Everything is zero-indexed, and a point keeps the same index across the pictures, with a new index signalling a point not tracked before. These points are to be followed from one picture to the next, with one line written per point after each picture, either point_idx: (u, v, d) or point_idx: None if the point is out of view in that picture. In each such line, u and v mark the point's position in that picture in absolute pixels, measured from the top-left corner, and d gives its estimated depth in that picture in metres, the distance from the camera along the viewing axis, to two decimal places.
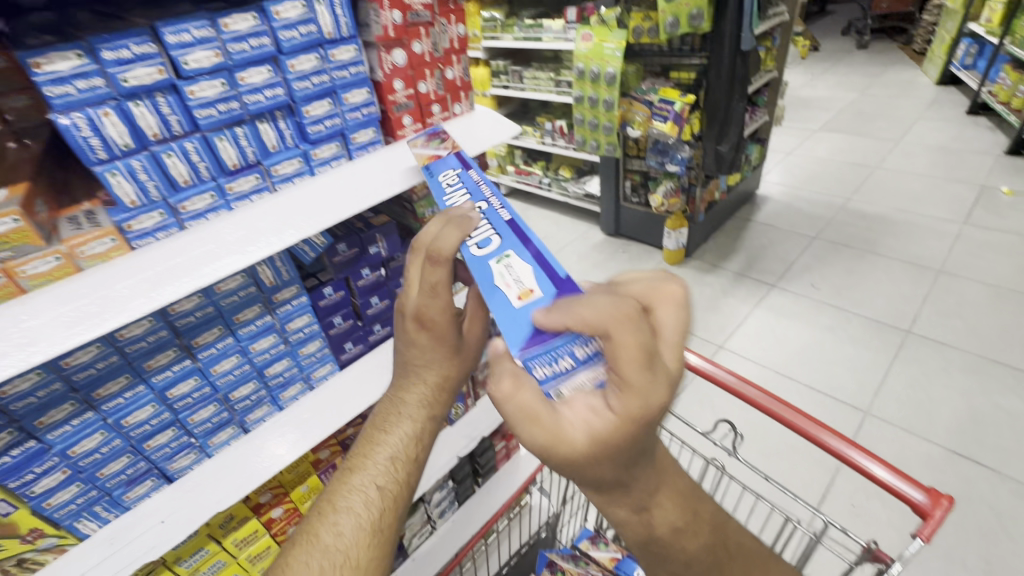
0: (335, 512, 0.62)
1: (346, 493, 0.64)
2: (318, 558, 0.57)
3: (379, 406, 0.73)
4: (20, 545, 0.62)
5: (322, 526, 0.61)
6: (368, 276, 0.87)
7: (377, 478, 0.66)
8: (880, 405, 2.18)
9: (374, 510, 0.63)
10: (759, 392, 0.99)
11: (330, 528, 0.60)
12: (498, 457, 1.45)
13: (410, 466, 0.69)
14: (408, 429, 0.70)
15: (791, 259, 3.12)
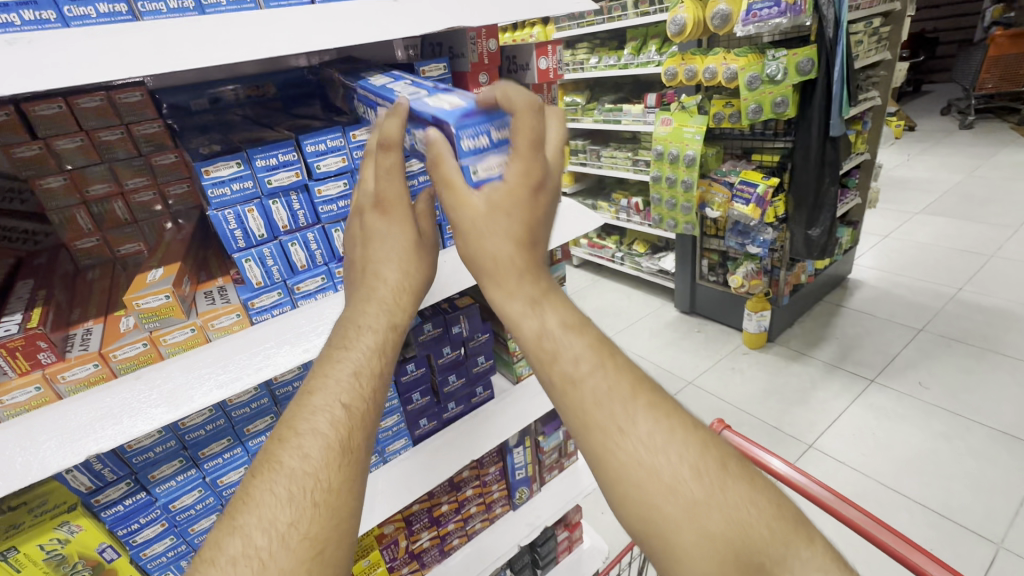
0: (289, 433, 0.50)
1: (307, 414, 0.51)
2: (283, 484, 0.47)
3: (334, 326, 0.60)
4: None
5: (281, 451, 0.49)
6: (448, 354, 0.91)
7: (340, 396, 0.53)
8: (1017, 538, 1.83)
9: (341, 431, 0.51)
10: (863, 515, 0.87)
11: (293, 452, 0.49)
12: (559, 548, 1.37)
13: (376, 378, 0.56)
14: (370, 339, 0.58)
15: (892, 352, 2.83)
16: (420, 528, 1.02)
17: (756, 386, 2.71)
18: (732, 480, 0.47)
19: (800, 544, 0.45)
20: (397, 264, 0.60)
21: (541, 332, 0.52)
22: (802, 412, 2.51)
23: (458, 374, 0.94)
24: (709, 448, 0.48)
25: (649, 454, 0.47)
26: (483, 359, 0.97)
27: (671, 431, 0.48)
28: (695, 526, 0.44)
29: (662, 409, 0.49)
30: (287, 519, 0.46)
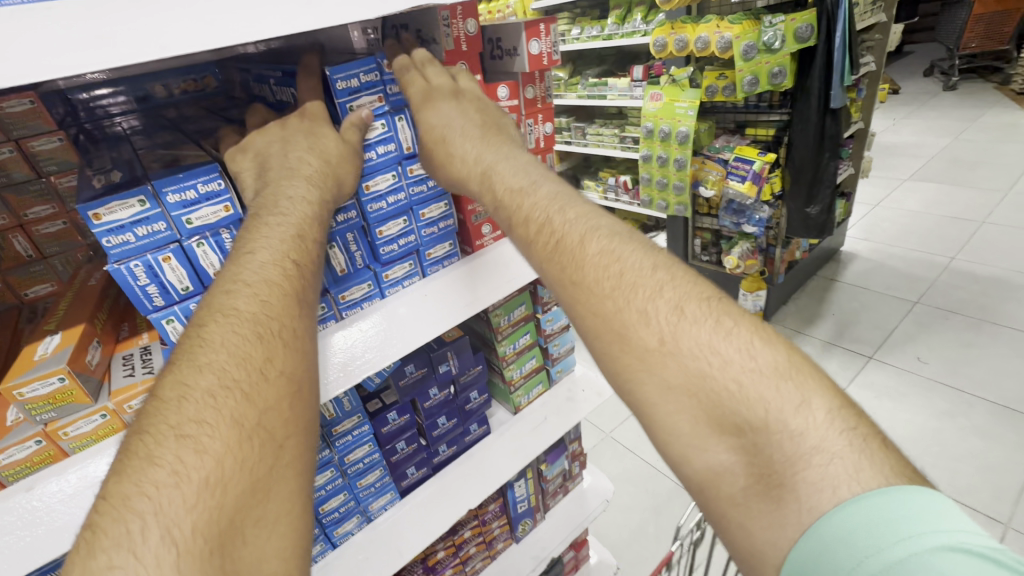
0: (234, 281, 0.49)
1: (253, 269, 0.50)
2: (243, 327, 0.47)
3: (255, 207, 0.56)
4: None
5: (233, 300, 0.48)
6: (436, 395, 0.79)
7: (288, 253, 0.52)
8: None
9: (293, 284, 0.51)
10: None
11: (249, 299, 0.49)
12: (566, 568, 1.29)
13: (319, 235, 0.56)
14: (306, 196, 0.56)
15: (890, 326, 2.78)
16: None
17: None
18: (689, 325, 0.50)
19: (777, 392, 0.45)
20: (317, 154, 0.57)
21: (498, 199, 0.62)
22: None
23: (448, 415, 0.82)
24: (665, 294, 0.53)
25: (600, 302, 0.53)
26: (476, 394, 0.85)
27: (623, 283, 0.54)
28: (647, 364, 0.50)
29: (616, 264, 0.55)
30: (258, 343, 0.47)
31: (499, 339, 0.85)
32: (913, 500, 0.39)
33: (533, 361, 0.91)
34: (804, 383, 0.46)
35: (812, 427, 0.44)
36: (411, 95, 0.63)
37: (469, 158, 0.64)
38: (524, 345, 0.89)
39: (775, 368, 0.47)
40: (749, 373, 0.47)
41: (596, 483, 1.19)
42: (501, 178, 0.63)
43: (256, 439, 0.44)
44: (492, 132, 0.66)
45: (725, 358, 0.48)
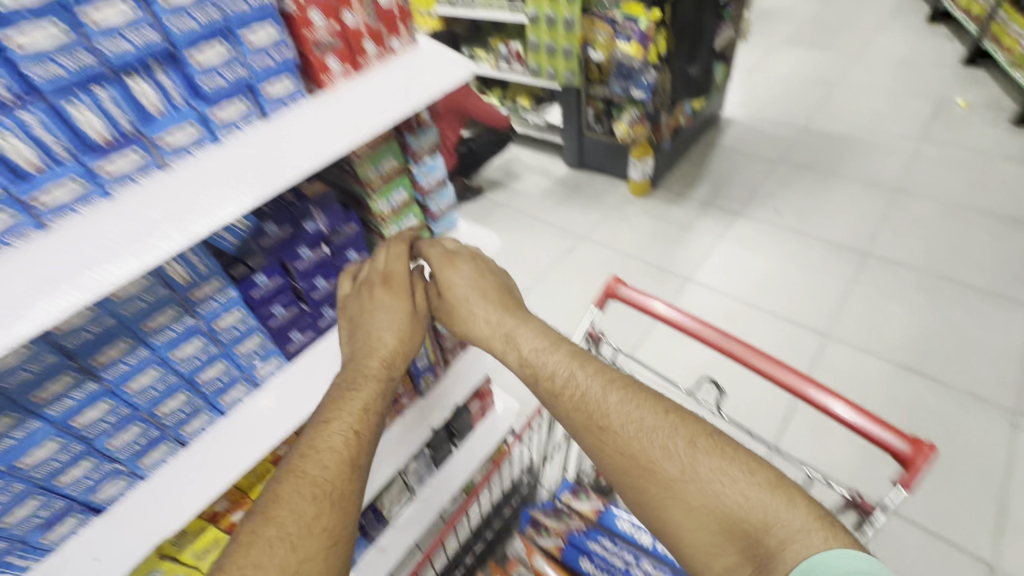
0: (311, 446, 0.64)
1: (328, 434, 0.65)
2: (307, 487, 0.61)
3: (336, 380, 0.73)
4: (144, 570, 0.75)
5: (306, 463, 0.63)
6: (308, 255, 0.75)
7: (353, 424, 0.67)
8: (839, 328, 2.28)
9: (352, 449, 0.65)
10: (745, 348, 0.97)
11: (316, 462, 0.63)
12: (473, 416, 1.44)
13: None
14: (374, 368, 0.72)
15: (755, 185, 3.08)
16: None
17: (643, 231, 2.85)
18: (703, 453, 0.64)
19: (769, 496, 0.60)
20: (394, 334, 0.75)
21: (521, 359, 0.78)
22: (682, 251, 2.72)
23: (327, 276, 0.80)
24: (678, 431, 0.66)
25: (625, 442, 0.67)
26: (355, 254, 0.83)
27: (646, 425, 0.67)
28: (671, 490, 0.64)
29: (638, 406, 0.69)
30: (348, 459, 0.64)
31: (371, 194, 0.82)
32: (851, 559, 0.54)
33: (412, 219, 0.90)
34: (787, 489, 0.61)
35: (796, 517, 0.58)
36: (435, 260, 0.83)
37: (492, 321, 0.81)
38: (401, 203, 0.87)
39: (773, 484, 0.61)
40: (752, 485, 0.61)
41: None
42: (522, 341, 0.78)
43: (325, 540, 0.58)
44: (510, 302, 0.83)
45: (733, 478, 0.62)
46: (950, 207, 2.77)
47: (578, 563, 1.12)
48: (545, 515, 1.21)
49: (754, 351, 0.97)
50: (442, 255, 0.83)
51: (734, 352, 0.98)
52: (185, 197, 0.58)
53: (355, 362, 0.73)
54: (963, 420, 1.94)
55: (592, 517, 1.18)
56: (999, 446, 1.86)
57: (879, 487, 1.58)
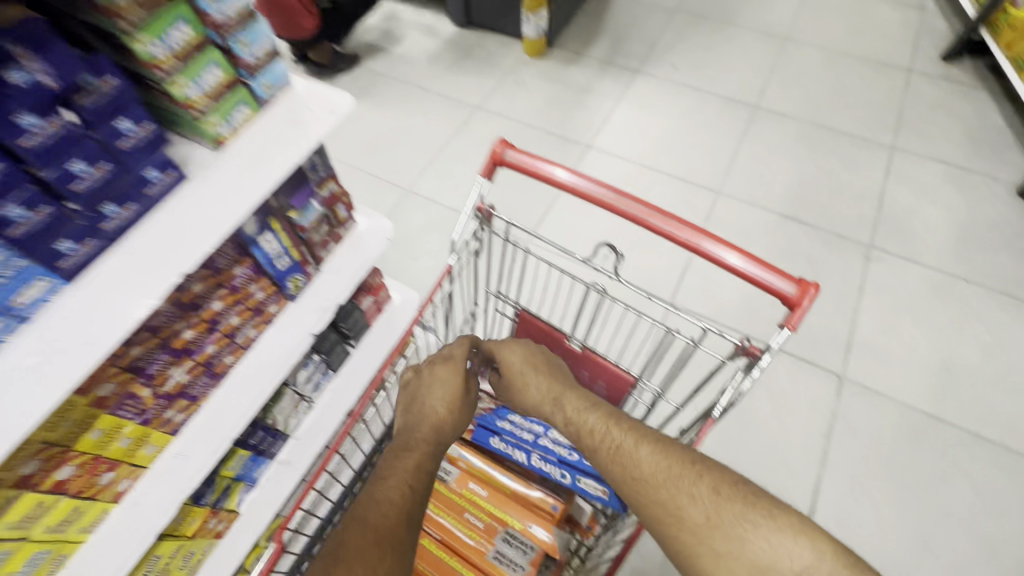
0: (374, 497, 0.78)
1: (386, 488, 0.79)
2: (370, 535, 0.73)
3: (397, 445, 0.89)
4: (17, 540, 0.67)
5: (367, 515, 0.76)
6: (38, 128, 0.52)
7: (407, 475, 0.82)
8: (729, 184, 2.35)
9: (405, 499, 0.78)
10: (641, 207, 0.90)
11: (376, 511, 0.76)
12: (368, 314, 1.32)
13: None
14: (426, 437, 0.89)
15: (654, 38, 2.89)
16: (162, 368, 0.80)
17: (540, 97, 2.63)
18: (726, 501, 0.71)
19: (794, 543, 0.67)
20: (444, 404, 0.93)
21: (568, 421, 0.88)
22: (583, 116, 2.56)
23: (88, 159, 0.57)
24: (702, 479, 0.73)
25: (657, 491, 0.74)
26: (130, 124, 0.61)
27: (674, 472, 0.75)
28: (699, 538, 0.70)
29: (672, 457, 0.76)
30: (411, 513, 0.78)
31: (131, 29, 0.57)
32: None
33: (216, 71, 0.67)
34: (811, 535, 0.67)
35: (819, 563, 0.65)
36: (494, 348, 1.00)
37: (542, 391, 0.93)
38: (187, 43, 0.63)
39: (797, 530, 0.68)
40: (776, 531, 0.68)
41: (371, 225, 1.11)
42: (569, 404, 0.89)
43: None
44: (550, 371, 0.95)
45: (752, 522, 0.69)
46: (831, 53, 2.81)
47: (488, 442, 1.08)
48: None
49: (650, 208, 0.90)
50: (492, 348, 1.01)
51: (629, 212, 0.91)
52: None
53: (412, 428, 0.91)
54: (828, 259, 2.15)
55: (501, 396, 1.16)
56: (854, 276, 2.11)
57: (758, 325, 1.74)
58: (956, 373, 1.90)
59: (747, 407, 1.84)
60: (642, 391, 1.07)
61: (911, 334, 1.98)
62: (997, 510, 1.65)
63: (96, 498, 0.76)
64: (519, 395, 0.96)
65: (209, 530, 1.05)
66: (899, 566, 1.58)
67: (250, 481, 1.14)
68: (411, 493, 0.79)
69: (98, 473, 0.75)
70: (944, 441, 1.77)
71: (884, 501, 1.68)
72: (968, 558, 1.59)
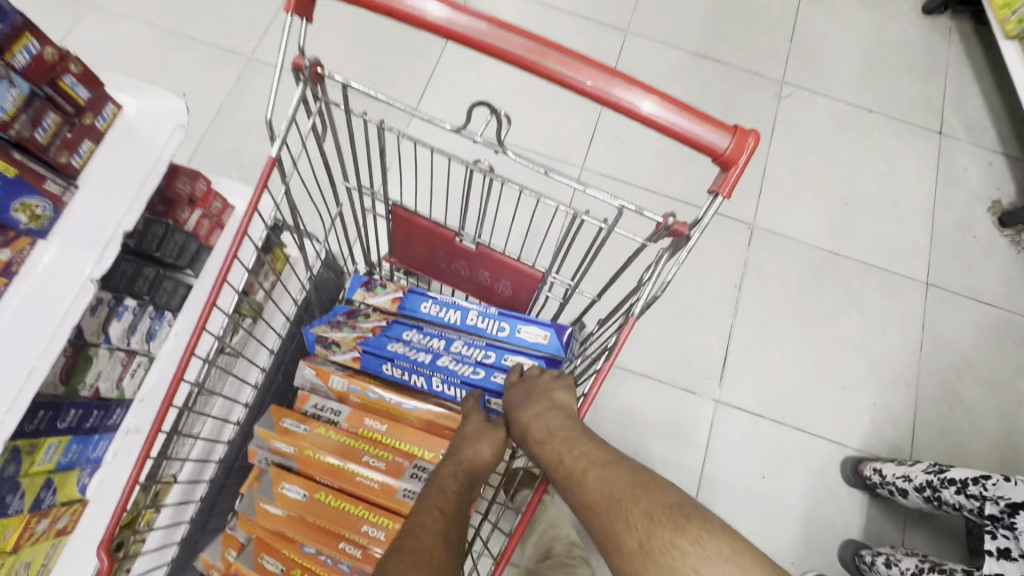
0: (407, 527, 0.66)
1: (421, 514, 0.68)
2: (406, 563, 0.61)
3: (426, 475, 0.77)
4: None
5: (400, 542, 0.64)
6: None
7: (440, 502, 0.70)
8: (638, 20, 2.04)
9: (442, 526, 0.66)
10: (523, 41, 0.64)
11: (411, 539, 0.64)
12: (203, 233, 0.99)
13: None
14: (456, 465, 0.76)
15: None
16: None
17: None
18: (657, 525, 0.60)
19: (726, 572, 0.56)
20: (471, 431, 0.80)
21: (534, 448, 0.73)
22: None
23: None
24: (640, 504, 0.62)
25: (596, 516, 0.64)
26: None
27: (610, 500, 0.64)
28: (630, 565, 0.60)
29: (616, 481, 0.65)
30: (447, 534, 0.66)
31: None
32: None
33: None
34: (744, 561, 0.57)
35: None
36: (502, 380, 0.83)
37: (523, 421, 0.75)
38: None
39: (730, 555, 0.57)
40: (704, 560, 0.57)
41: (145, 106, 0.75)
42: (534, 429, 0.74)
43: None
44: (538, 397, 0.77)
45: (683, 550, 0.58)
46: None
47: (380, 369, 0.91)
48: (332, 325, 0.92)
49: (538, 42, 0.64)
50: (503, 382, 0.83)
51: (509, 51, 0.64)
52: None
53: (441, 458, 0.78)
54: (742, 101, 2.00)
55: (394, 309, 0.92)
56: (767, 117, 2.00)
57: (674, 184, 1.61)
58: (855, 207, 1.93)
59: None
60: (553, 284, 0.90)
61: (818, 174, 1.96)
62: (881, 330, 1.80)
63: None
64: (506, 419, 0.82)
65: (44, 533, 0.83)
66: (799, 394, 1.71)
67: (90, 463, 0.90)
68: (448, 519, 0.68)
69: None
70: (843, 276, 1.85)
71: (788, 339, 1.77)
72: (855, 376, 1.75)
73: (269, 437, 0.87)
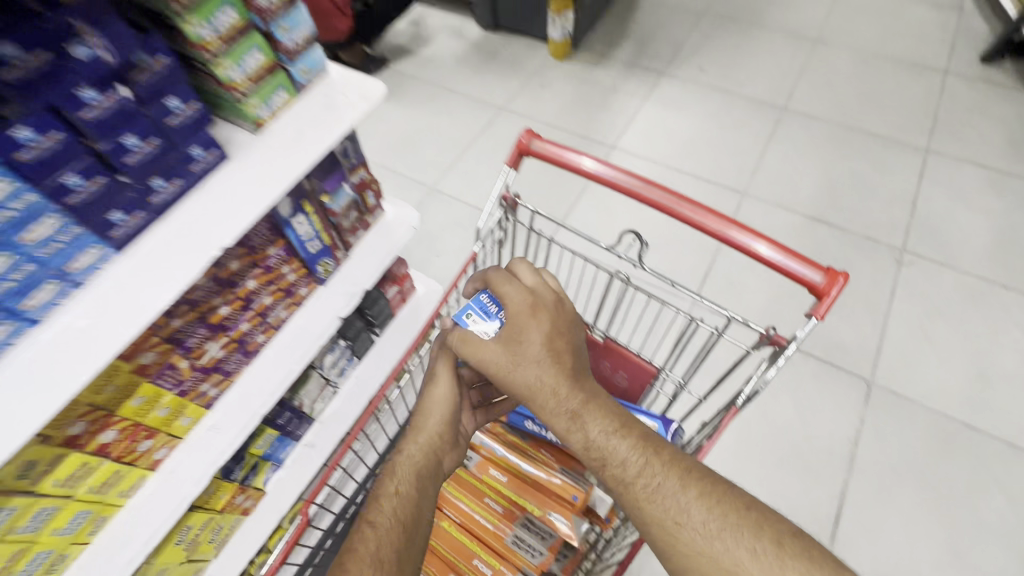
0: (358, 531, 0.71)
1: (372, 516, 0.73)
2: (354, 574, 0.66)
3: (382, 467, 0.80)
4: (88, 493, 0.74)
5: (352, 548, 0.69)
6: (96, 101, 0.56)
7: (389, 501, 0.74)
8: (756, 186, 2.32)
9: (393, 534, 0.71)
10: (665, 194, 0.91)
11: (356, 547, 0.69)
12: (393, 304, 1.34)
13: None
14: (411, 460, 0.79)
15: (681, 40, 2.85)
16: (200, 341, 0.83)
17: (564, 99, 2.63)
18: (789, 555, 0.58)
19: None
20: (431, 416, 0.82)
21: (588, 443, 0.68)
22: (606, 116, 2.56)
23: (142, 133, 0.61)
24: (764, 533, 0.60)
25: (709, 541, 0.60)
26: (178, 104, 0.64)
27: (727, 521, 0.61)
28: None
29: (732, 502, 0.62)
30: (389, 543, 0.70)
31: (182, 10, 0.60)
32: None
33: (258, 55, 0.70)
34: None
35: None
36: (515, 303, 0.75)
37: (563, 394, 0.70)
38: (231, 26, 0.66)
39: None
40: None
41: (399, 214, 1.13)
42: (593, 420, 0.69)
43: None
44: (559, 362, 0.72)
45: None
46: (865, 56, 2.73)
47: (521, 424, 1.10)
48: None
49: (675, 196, 0.90)
50: (517, 294, 0.75)
51: (654, 200, 0.91)
52: None
53: (399, 450, 0.80)
54: (858, 264, 2.10)
55: None
56: (885, 281, 2.05)
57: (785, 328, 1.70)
58: (993, 382, 1.83)
59: (770, 410, 1.80)
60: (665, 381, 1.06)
61: (946, 342, 1.91)
62: None
63: (132, 465, 0.79)
64: (513, 376, 0.72)
65: (237, 506, 1.09)
66: None
67: (277, 460, 1.17)
68: (399, 527, 0.72)
69: (136, 439, 0.79)
70: (981, 453, 1.70)
71: (913, 511, 1.62)
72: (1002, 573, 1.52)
73: None
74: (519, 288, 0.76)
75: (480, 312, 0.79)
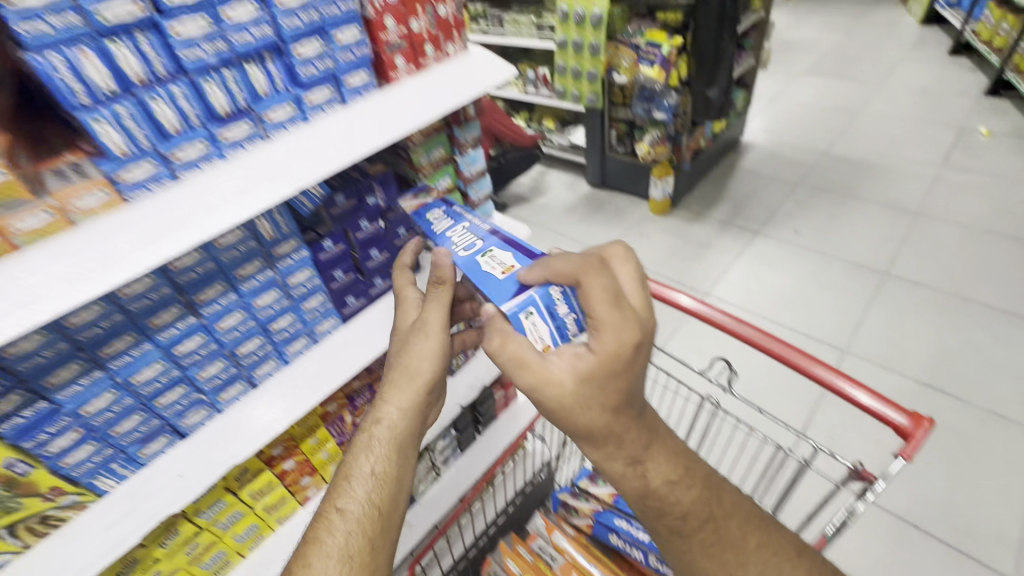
0: (332, 508, 0.74)
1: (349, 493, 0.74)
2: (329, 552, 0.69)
3: (358, 438, 0.79)
4: (263, 508, 0.95)
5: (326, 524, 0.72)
6: (366, 228, 0.89)
7: (367, 477, 0.76)
8: (857, 345, 2.30)
9: (369, 513, 0.74)
10: (753, 331, 1.05)
11: (329, 527, 0.71)
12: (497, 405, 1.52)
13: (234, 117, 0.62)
14: (386, 431, 0.79)
15: (775, 206, 3.09)
16: (364, 401, 1.06)
17: (661, 248, 2.92)
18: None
19: None
20: (413, 373, 0.79)
21: (648, 490, 0.72)
22: (701, 266, 2.77)
23: (380, 249, 0.93)
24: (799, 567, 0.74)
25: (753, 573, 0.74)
26: (404, 231, 0.96)
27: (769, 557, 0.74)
28: None
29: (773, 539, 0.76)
30: (366, 524, 0.72)
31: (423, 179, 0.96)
32: None
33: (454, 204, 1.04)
34: None
35: None
36: (607, 341, 0.64)
37: (626, 446, 0.70)
38: (445, 188, 1.01)
39: None
40: None
41: None
42: (655, 472, 0.72)
43: None
44: (624, 403, 0.68)
45: None
46: (971, 231, 2.76)
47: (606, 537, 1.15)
48: (572, 497, 1.27)
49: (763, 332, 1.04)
50: (606, 318, 0.64)
51: (744, 334, 1.06)
52: (272, 165, 0.74)
53: (375, 419, 0.80)
54: (986, 440, 1.92)
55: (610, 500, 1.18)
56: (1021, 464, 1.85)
57: None
58: None
59: None
60: None
61: None
62: None
63: (294, 494, 0.99)
64: (574, 417, 0.67)
65: None
66: None
67: None
68: (373, 504, 0.74)
69: (302, 473, 1.00)
70: None
71: None
72: None
73: (506, 554, 1.15)
74: (615, 323, 0.64)
75: (544, 313, 0.70)
